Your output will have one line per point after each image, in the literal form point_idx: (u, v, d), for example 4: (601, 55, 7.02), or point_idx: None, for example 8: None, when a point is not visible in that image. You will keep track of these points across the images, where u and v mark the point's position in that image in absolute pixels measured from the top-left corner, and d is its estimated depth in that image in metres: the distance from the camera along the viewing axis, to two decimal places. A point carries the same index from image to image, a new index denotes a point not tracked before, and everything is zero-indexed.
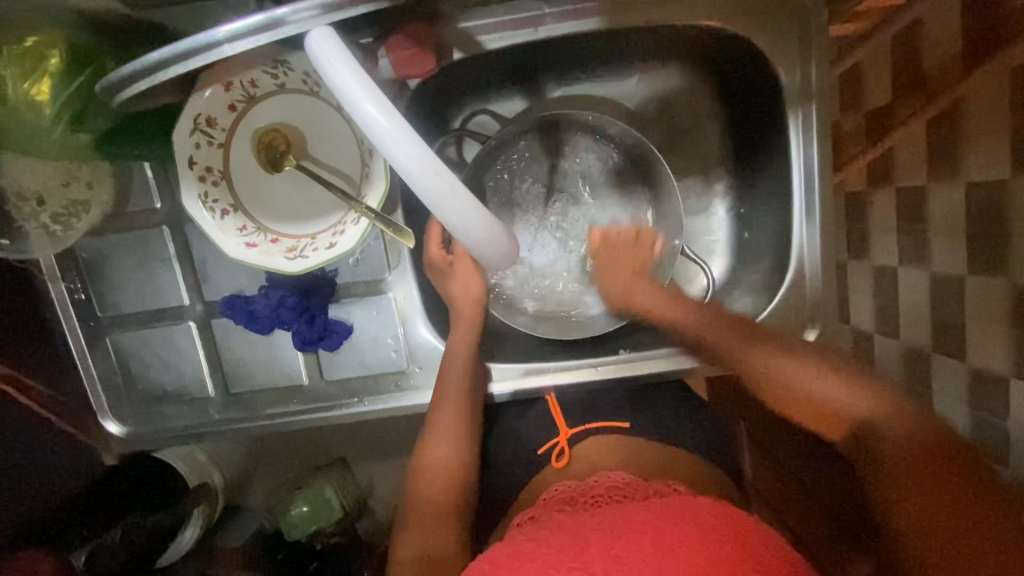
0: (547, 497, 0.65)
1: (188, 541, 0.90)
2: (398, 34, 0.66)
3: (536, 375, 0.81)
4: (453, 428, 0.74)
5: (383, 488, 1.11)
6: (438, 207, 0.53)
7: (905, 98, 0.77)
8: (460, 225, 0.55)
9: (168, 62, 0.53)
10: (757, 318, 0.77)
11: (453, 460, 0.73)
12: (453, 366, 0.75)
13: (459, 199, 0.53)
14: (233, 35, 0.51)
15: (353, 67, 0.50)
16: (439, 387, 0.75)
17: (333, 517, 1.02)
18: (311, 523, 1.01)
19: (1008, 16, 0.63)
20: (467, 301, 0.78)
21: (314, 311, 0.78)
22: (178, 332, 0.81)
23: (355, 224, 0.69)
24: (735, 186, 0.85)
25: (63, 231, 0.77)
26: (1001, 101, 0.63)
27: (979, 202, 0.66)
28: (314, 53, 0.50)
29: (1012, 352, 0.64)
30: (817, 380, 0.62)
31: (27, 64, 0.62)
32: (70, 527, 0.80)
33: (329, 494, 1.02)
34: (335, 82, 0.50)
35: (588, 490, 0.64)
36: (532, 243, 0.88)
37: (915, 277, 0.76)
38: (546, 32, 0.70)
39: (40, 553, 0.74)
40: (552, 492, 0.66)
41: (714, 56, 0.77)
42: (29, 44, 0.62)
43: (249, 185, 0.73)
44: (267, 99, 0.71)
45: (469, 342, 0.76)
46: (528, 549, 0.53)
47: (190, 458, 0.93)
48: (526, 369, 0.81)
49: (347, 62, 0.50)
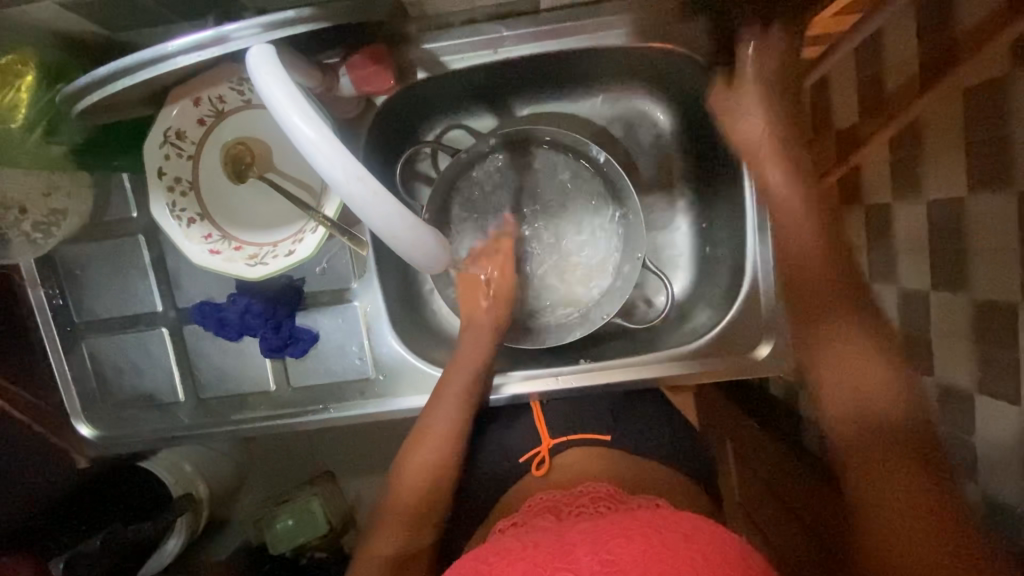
0: (531, 505, 0.68)
1: (172, 549, 0.92)
2: (357, 54, 0.65)
3: (533, 382, 0.79)
4: (441, 442, 0.73)
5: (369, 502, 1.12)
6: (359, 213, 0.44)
7: (869, 119, 0.80)
8: (387, 231, 0.47)
9: (116, 77, 0.50)
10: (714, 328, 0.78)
11: (431, 473, 0.72)
12: (455, 384, 0.74)
13: (383, 205, 0.44)
14: (183, 50, 0.49)
15: (284, 79, 0.42)
16: (437, 398, 0.73)
17: (318, 531, 1.01)
18: (298, 536, 1.00)
19: (955, 40, 0.66)
20: (482, 324, 0.79)
21: (279, 319, 0.76)
22: (151, 337, 0.78)
23: (314, 232, 0.64)
24: (697, 203, 0.87)
25: (43, 239, 0.75)
26: (956, 122, 0.67)
27: (941, 219, 0.69)
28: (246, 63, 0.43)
29: (976, 368, 0.66)
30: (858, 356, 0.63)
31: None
32: (50, 532, 0.81)
33: (317, 508, 1.01)
34: (261, 91, 0.42)
35: (573, 500, 0.67)
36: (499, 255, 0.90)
37: (885, 292, 0.80)
38: (504, 53, 0.72)
39: (20, 557, 0.77)
40: (538, 499, 0.69)
41: (672, 78, 0.80)
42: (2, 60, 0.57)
43: (218, 196, 0.67)
44: (237, 114, 0.66)
45: (479, 363, 0.75)
46: (517, 547, 0.57)
47: (177, 469, 0.94)
48: (526, 375, 0.80)
49: (280, 73, 0.42)
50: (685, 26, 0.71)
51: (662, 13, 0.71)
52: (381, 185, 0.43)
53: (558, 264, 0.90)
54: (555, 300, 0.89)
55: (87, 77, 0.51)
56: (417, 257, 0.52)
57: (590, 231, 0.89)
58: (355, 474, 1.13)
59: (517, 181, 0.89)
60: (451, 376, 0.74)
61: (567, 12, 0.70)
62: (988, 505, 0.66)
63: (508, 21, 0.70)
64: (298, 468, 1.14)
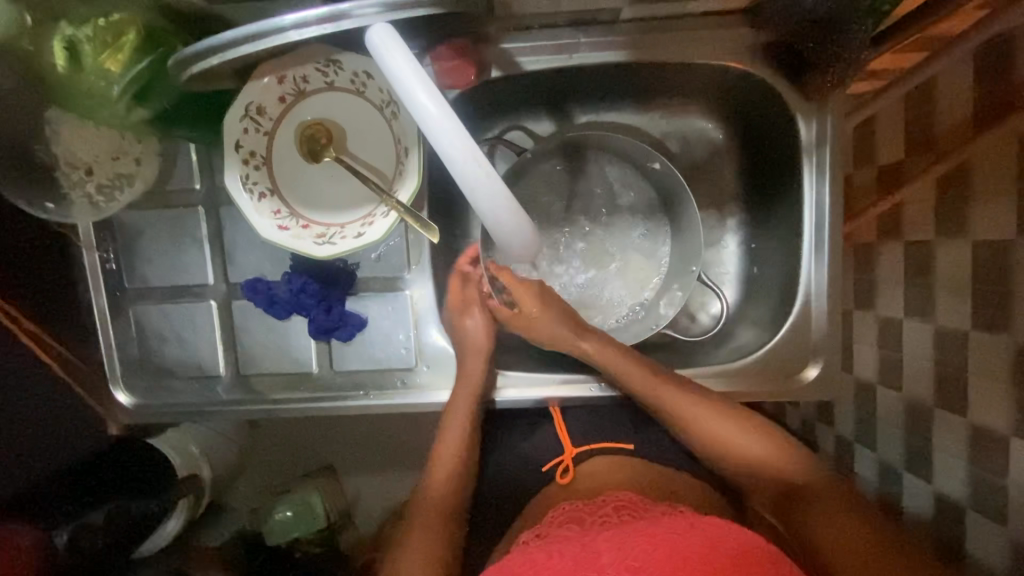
0: (556, 514, 0.67)
1: (171, 531, 0.90)
2: (443, 47, 0.68)
3: (551, 387, 0.79)
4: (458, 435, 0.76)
5: (370, 501, 1.11)
6: (470, 192, 0.51)
7: (917, 156, 0.80)
8: (489, 211, 0.52)
9: (227, 45, 0.51)
10: (761, 347, 0.79)
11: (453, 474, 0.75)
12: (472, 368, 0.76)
13: (491, 187, 0.51)
14: (300, 23, 0.49)
15: (413, 62, 0.49)
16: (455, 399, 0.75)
17: (315, 525, 0.99)
18: (293, 529, 0.98)
19: (1020, 84, 0.65)
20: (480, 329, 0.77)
21: (332, 302, 0.76)
22: (200, 310, 0.79)
23: (385, 217, 0.64)
24: (747, 223, 0.88)
25: (105, 202, 0.74)
26: (1009, 165, 0.67)
27: (986, 259, 0.69)
28: (373, 45, 0.49)
29: (1014, 412, 0.66)
30: (732, 433, 0.71)
31: (107, 38, 0.61)
32: (49, 504, 0.77)
33: (315, 501, 1.00)
34: (392, 72, 0.49)
35: (597, 509, 0.66)
36: (554, 256, 0.89)
37: (919, 329, 0.80)
38: (579, 59, 0.72)
39: (21, 525, 0.74)
40: (560, 510, 0.67)
41: (736, 100, 0.81)
42: (113, 19, 0.61)
43: (290, 173, 0.68)
44: (318, 95, 0.67)
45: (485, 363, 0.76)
46: (543, 558, 0.56)
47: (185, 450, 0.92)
48: (553, 380, 0.79)
49: (403, 50, 0.49)
50: (757, 46, 0.72)
51: (738, 33, 0.72)
52: (492, 167, 0.50)
53: (612, 272, 0.89)
54: (612, 305, 0.89)
55: (211, 39, 0.52)
56: (512, 247, 0.57)
57: (640, 243, 0.90)
58: (356, 470, 1.12)
59: (577, 188, 0.90)
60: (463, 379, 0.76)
61: (646, 25, 0.71)
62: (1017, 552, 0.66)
63: (586, 28, 0.72)
64: (299, 459, 1.12)
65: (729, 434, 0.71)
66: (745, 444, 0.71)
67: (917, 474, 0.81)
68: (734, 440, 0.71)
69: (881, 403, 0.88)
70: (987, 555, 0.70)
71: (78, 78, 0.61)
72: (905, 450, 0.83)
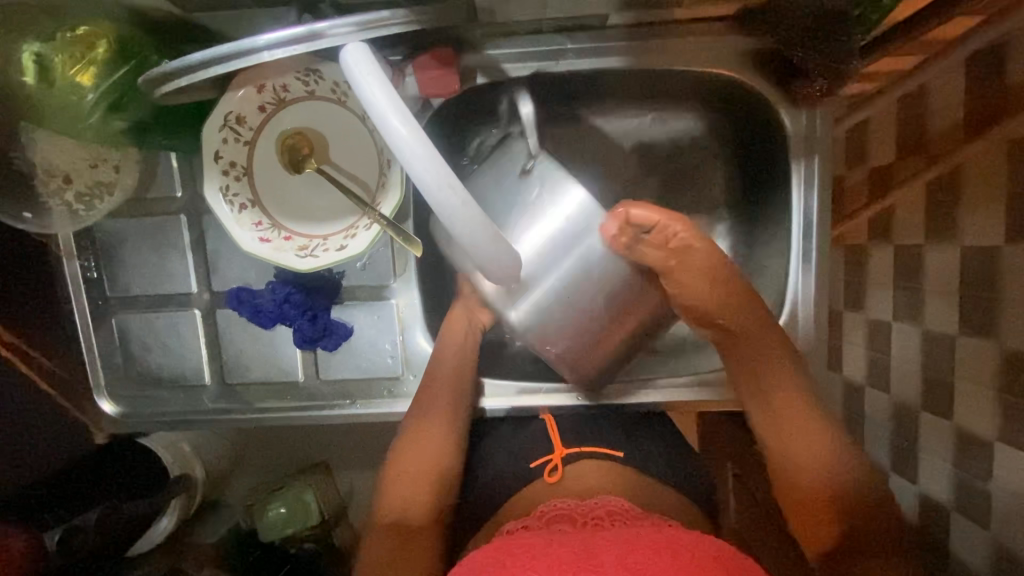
0: (545, 510, 0.67)
1: (161, 532, 0.90)
2: (424, 55, 0.67)
3: (536, 394, 0.81)
4: (436, 444, 0.74)
5: (363, 498, 1.10)
6: (447, 219, 0.49)
7: (907, 161, 0.79)
8: (468, 234, 0.50)
9: (201, 66, 0.51)
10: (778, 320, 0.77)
11: (438, 469, 0.73)
12: (444, 369, 0.74)
13: (471, 212, 0.49)
14: (273, 44, 0.49)
15: (387, 86, 0.48)
16: (427, 397, 0.74)
17: (309, 520, 0.99)
18: (287, 525, 0.98)
19: (1011, 91, 0.64)
20: (462, 318, 0.76)
21: (316, 311, 0.75)
22: (183, 318, 0.78)
23: (368, 228, 0.64)
24: (737, 227, 0.87)
25: (85, 211, 0.72)
26: (998, 172, 0.66)
27: (973, 265, 0.69)
28: (346, 65, 0.48)
29: (999, 417, 0.66)
30: (809, 437, 0.69)
31: (77, 51, 0.59)
32: (46, 505, 0.79)
33: (307, 497, 1.00)
34: (365, 96, 0.48)
35: (589, 511, 0.66)
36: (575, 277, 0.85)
37: (908, 333, 0.80)
38: (566, 65, 0.71)
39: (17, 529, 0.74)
40: (552, 507, 0.67)
41: (725, 104, 0.80)
42: (80, 33, 0.60)
43: (272, 183, 0.67)
44: (298, 104, 0.66)
45: (464, 358, 0.76)
46: (541, 545, 0.56)
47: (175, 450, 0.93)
48: (521, 389, 0.82)
49: (378, 74, 0.47)
50: (744, 52, 0.71)
51: (725, 37, 0.71)
52: (470, 194, 0.49)
53: None
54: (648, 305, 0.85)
55: (181, 60, 0.51)
56: (492, 270, 0.55)
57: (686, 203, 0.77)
58: (348, 467, 1.10)
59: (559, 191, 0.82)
60: (436, 384, 0.74)
61: (635, 30, 0.70)
62: (998, 553, 0.67)
63: (572, 34, 0.71)
64: (290, 460, 1.10)
65: (807, 437, 0.69)
66: (802, 442, 0.69)
67: (904, 475, 0.81)
68: (804, 442, 0.69)
69: (864, 404, 0.88)
70: (971, 556, 0.70)
71: (48, 93, 0.60)
72: (892, 450, 0.83)
